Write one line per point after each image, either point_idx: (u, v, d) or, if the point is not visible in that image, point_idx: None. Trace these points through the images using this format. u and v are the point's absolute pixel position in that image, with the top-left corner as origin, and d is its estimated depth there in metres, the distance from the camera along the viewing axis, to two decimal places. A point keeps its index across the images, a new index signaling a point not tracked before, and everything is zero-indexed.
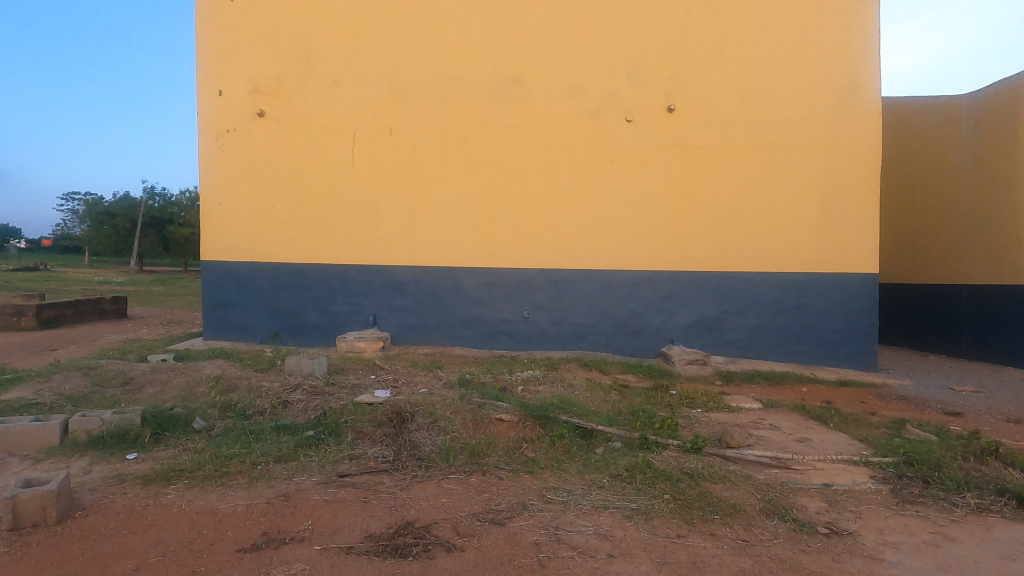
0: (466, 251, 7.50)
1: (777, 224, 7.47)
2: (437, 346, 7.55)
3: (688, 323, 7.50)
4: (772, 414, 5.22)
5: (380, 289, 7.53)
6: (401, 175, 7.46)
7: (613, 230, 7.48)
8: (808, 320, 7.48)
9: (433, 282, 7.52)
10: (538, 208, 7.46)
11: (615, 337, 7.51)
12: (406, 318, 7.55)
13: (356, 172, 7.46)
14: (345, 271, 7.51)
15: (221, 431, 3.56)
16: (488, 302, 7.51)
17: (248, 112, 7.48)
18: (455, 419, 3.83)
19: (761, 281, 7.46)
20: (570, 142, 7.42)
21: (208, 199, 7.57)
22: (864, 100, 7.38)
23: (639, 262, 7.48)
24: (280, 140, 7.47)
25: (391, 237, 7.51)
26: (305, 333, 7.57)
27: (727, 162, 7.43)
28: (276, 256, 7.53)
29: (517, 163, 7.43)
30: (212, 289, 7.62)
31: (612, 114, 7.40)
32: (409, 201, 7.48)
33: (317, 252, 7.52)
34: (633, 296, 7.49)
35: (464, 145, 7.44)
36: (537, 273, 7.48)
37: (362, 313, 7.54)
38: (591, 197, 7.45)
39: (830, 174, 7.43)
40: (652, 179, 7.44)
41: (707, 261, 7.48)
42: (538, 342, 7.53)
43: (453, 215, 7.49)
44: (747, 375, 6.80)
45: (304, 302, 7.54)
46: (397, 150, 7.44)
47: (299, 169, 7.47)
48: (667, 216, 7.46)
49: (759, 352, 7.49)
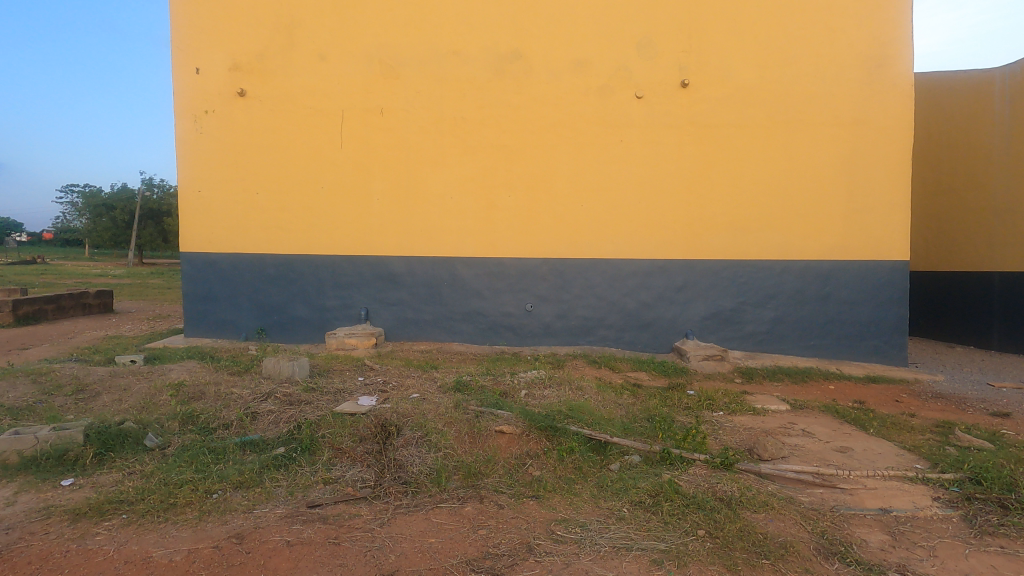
0: (465, 239, 6.98)
1: (800, 209, 6.92)
2: (434, 342, 7.06)
3: (703, 315, 6.99)
4: (802, 418, 4.73)
5: (373, 281, 7.03)
6: (395, 159, 6.92)
7: (623, 216, 6.94)
8: (832, 311, 6.95)
9: (430, 274, 7.01)
10: (542, 193, 6.92)
11: (625, 332, 7.00)
12: (401, 312, 7.05)
13: (345, 156, 6.92)
14: (335, 262, 7.01)
15: (177, 450, 3.07)
16: (489, 294, 7.01)
17: (228, 92, 6.91)
18: (449, 432, 3.33)
19: (782, 270, 6.93)
20: (575, 122, 6.86)
21: (186, 186, 7.03)
22: (895, 73, 6.79)
23: (651, 251, 6.95)
24: (262, 122, 6.92)
25: (384, 226, 6.99)
26: (292, 330, 7.06)
27: (745, 142, 6.87)
28: (261, 246, 7.01)
29: (519, 145, 6.88)
30: (192, 283, 7.09)
31: (620, 90, 6.84)
32: (404, 187, 6.95)
33: (304, 242, 7.00)
34: (645, 287, 6.97)
35: (462, 125, 6.89)
36: (540, 263, 6.96)
37: (353, 307, 7.04)
38: (600, 181, 6.90)
39: (858, 154, 6.87)
40: (665, 161, 6.88)
41: (724, 249, 6.94)
42: (542, 337, 7.03)
43: (450, 202, 6.96)
44: (768, 372, 6.29)
45: (292, 296, 7.04)
46: (388, 132, 6.90)
47: (284, 153, 6.94)
48: (682, 202, 6.92)
49: (780, 346, 6.98)
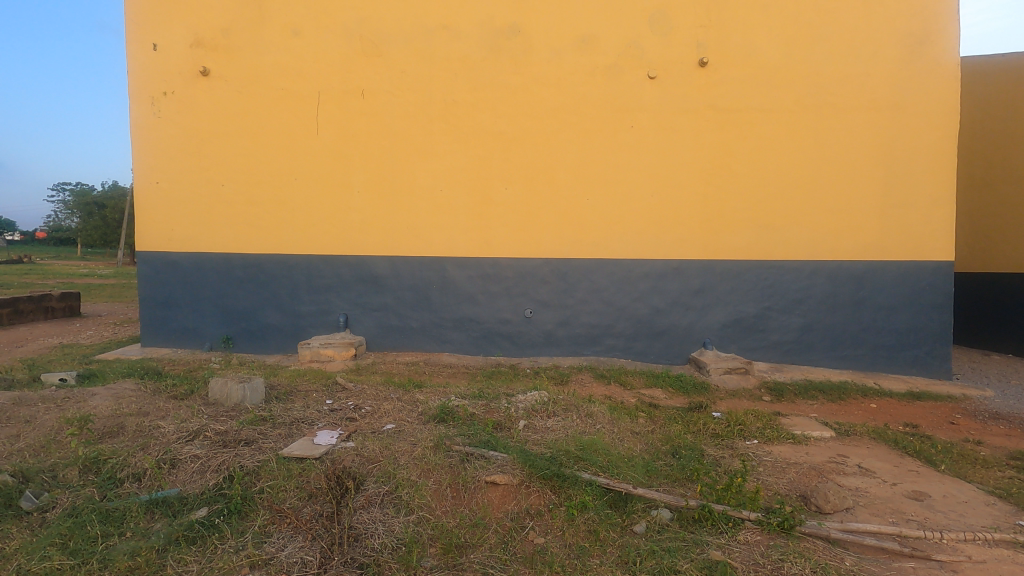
0: (456, 238, 6.22)
1: (832, 203, 6.17)
2: (422, 352, 6.31)
3: (723, 322, 6.24)
4: (853, 448, 3.98)
5: (353, 284, 6.26)
6: (377, 147, 6.16)
7: (633, 212, 6.19)
8: (867, 318, 6.22)
9: (416, 276, 6.25)
10: (543, 186, 6.17)
11: (635, 341, 6.26)
12: (384, 319, 6.29)
13: (322, 143, 6.16)
14: (310, 263, 6.24)
15: (60, 515, 2.31)
16: (483, 299, 6.25)
17: (190, 71, 6.13)
18: (426, 485, 2.58)
19: (811, 272, 6.19)
20: (580, 106, 6.11)
21: (142, 178, 6.25)
22: (940, 51, 6.04)
23: (664, 250, 6.20)
24: (228, 105, 6.15)
25: (366, 222, 6.23)
26: (263, 339, 6.29)
27: (771, 128, 6.13)
28: (226, 245, 6.24)
29: (517, 131, 6.13)
30: (150, 286, 6.31)
31: (631, 70, 6.08)
32: (387, 179, 6.19)
33: (275, 241, 6.23)
34: (658, 291, 6.23)
35: (452, 109, 6.13)
36: (541, 264, 6.21)
37: (332, 313, 6.28)
38: (607, 172, 6.15)
39: (897, 142, 6.13)
40: (680, 150, 6.13)
41: (747, 248, 6.19)
42: (542, 346, 6.28)
43: (440, 195, 6.20)
44: (800, 387, 5.55)
45: (262, 301, 6.27)
46: (370, 117, 6.14)
47: (252, 141, 6.17)
48: (700, 196, 6.17)
49: (808, 357, 6.24)
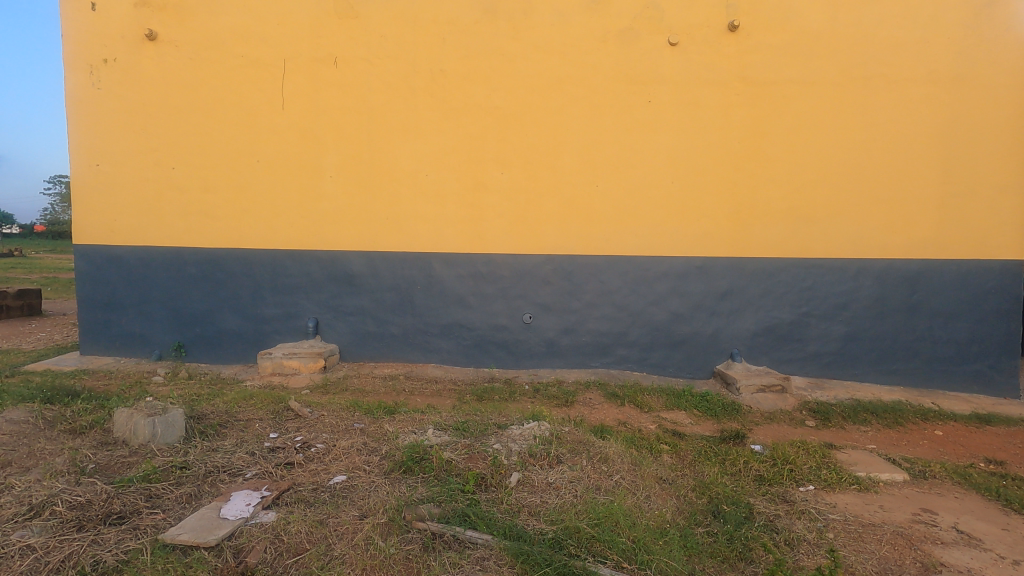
0: (444, 231, 5.37)
1: (882, 192, 5.29)
2: (404, 363, 5.47)
3: (754, 330, 5.38)
4: (938, 501, 3.13)
5: (325, 283, 5.41)
6: (352, 125, 5.29)
7: (650, 201, 5.32)
8: (921, 326, 5.35)
9: (398, 275, 5.40)
10: (545, 171, 5.30)
11: (651, 351, 5.42)
12: (362, 325, 5.44)
13: (288, 120, 5.29)
14: (275, 259, 5.38)
15: None
16: (475, 302, 5.41)
17: (134, 35, 5.25)
18: None
19: (856, 273, 5.32)
20: (588, 77, 5.22)
21: (80, 159, 5.38)
22: (1014, 13, 5.10)
23: (686, 246, 5.33)
24: (179, 75, 5.28)
25: (339, 212, 5.37)
26: (220, 346, 5.45)
27: (812, 105, 5.23)
28: (178, 238, 5.39)
29: (516, 107, 5.25)
30: (89, 285, 5.46)
31: (648, 34, 5.17)
32: (364, 162, 5.32)
33: (234, 233, 5.38)
34: (678, 294, 5.37)
35: (439, 81, 5.25)
36: (543, 261, 5.35)
37: (300, 317, 5.44)
38: (620, 155, 5.28)
39: (960, 121, 5.22)
40: (705, 130, 5.25)
41: (782, 244, 5.32)
42: (543, 357, 5.45)
43: (425, 181, 5.33)
44: (848, 410, 4.70)
45: (219, 303, 5.43)
46: (344, 89, 5.27)
47: (207, 117, 5.31)
48: (728, 183, 5.29)
49: (851, 371, 5.39)
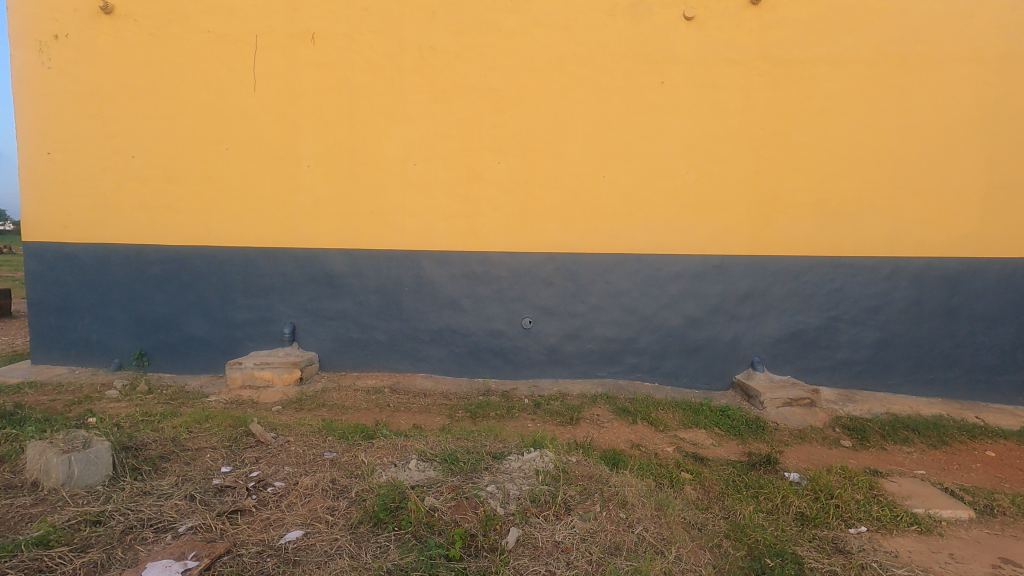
0: (435, 226, 4.85)
1: (920, 184, 4.77)
2: (391, 373, 4.97)
3: (777, 335, 4.88)
4: (1019, 550, 2.63)
5: (303, 285, 4.89)
6: (332, 109, 4.76)
7: (662, 194, 4.80)
8: (960, 331, 4.85)
9: (384, 276, 4.88)
10: (546, 160, 4.77)
11: (663, 359, 4.92)
12: (344, 330, 4.93)
13: (261, 104, 4.76)
14: (247, 257, 4.86)
15: None
16: (469, 305, 4.89)
17: (87, 8, 4.69)
18: None
19: (890, 273, 4.82)
20: (594, 55, 4.67)
21: (30, 147, 4.83)
22: None
23: (702, 244, 4.83)
24: (139, 53, 4.73)
25: (318, 206, 4.84)
26: (187, 355, 4.93)
27: (843, 87, 4.71)
28: (139, 235, 4.85)
29: (513, 89, 4.72)
30: (41, 287, 4.92)
31: (662, 7, 4.62)
32: (346, 150, 4.79)
33: (201, 230, 4.85)
34: (693, 296, 4.86)
35: (428, 60, 4.70)
36: (544, 260, 4.84)
37: (275, 323, 4.92)
38: (630, 142, 4.75)
39: (1006, 105, 4.71)
40: (725, 114, 4.73)
41: (808, 241, 4.81)
42: (545, 365, 4.95)
43: (414, 172, 4.81)
44: (886, 426, 4.20)
45: (185, 307, 4.90)
46: (322, 69, 4.73)
47: (170, 100, 4.77)
48: (749, 174, 4.78)
49: (883, 381, 4.90)
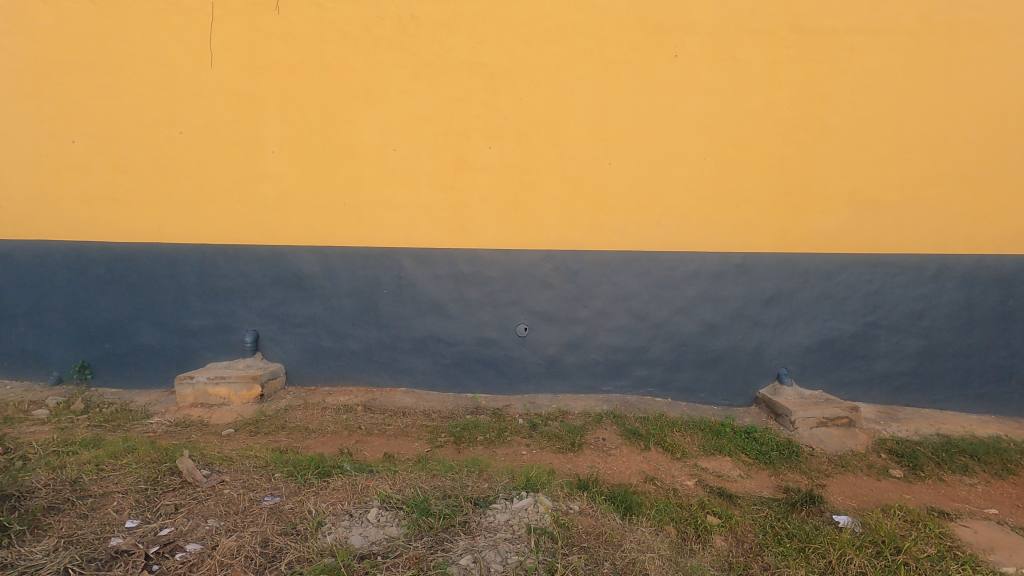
0: (417, 221, 4.27)
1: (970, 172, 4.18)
2: (368, 387, 4.39)
3: (806, 344, 4.29)
4: None
5: (268, 288, 4.31)
6: (298, 87, 4.16)
7: (676, 183, 4.21)
8: (1015, 339, 4.25)
9: (359, 278, 4.30)
10: (544, 146, 4.18)
11: (676, 371, 4.34)
12: (315, 339, 4.35)
13: (218, 81, 4.16)
14: (203, 256, 4.28)
15: None
16: (456, 311, 4.31)
17: None
18: None
19: (936, 273, 4.22)
20: (599, 23, 4.03)
21: None
22: None
23: (721, 241, 4.24)
24: (76, 23, 4.12)
25: (284, 198, 4.26)
26: (137, 367, 4.36)
27: (885, 60, 4.09)
28: (80, 231, 4.26)
29: (506, 63, 4.10)
30: None
31: None
32: (316, 135, 4.21)
33: (151, 225, 4.27)
34: (711, 300, 4.27)
35: (406, 29, 4.07)
36: (542, 259, 4.26)
37: (235, 330, 4.34)
38: (640, 125, 4.16)
39: None
40: (748, 92, 4.11)
41: (843, 237, 4.21)
42: (542, 378, 4.38)
43: (393, 159, 4.22)
44: (940, 452, 3.60)
45: (134, 312, 4.33)
46: (286, 40, 4.10)
47: (115, 78, 4.17)
48: (775, 161, 4.19)
49: (926, 396, 4.32)
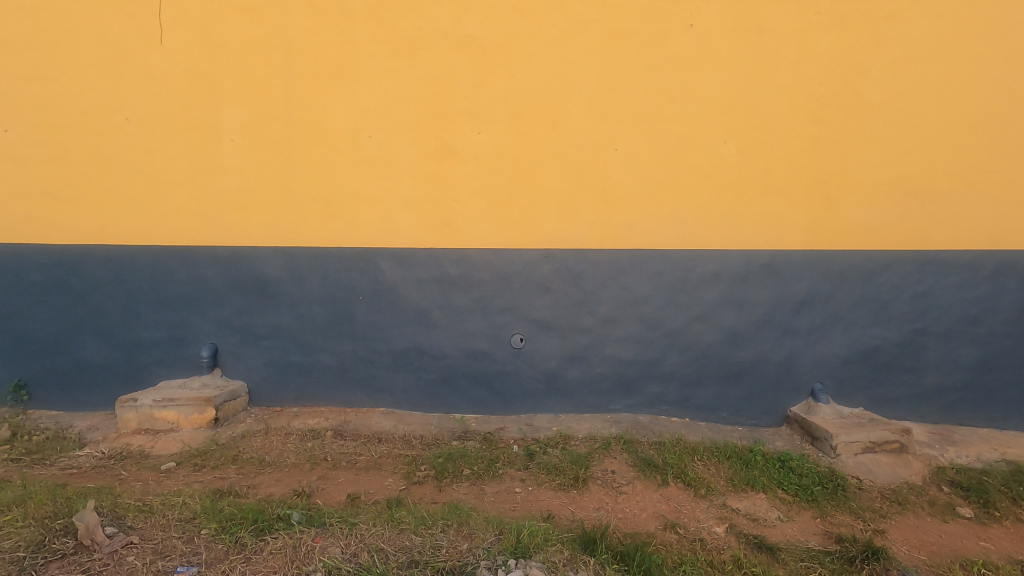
0: (397, 218, 3.74)
1: None
2: (343, 407, 3.87)
3: (844, 356, 3.74)
4: None
5: (228, 296, 3.79)
6: (260, 66, 3.64)
7: (693, 172, 3.66)
8: None
9: (332, 283, 3.77)
10: (540, 130, 3.65)
11: (693, 386, 3.80)
12: (282, 353, 3.83)
13: (168, 61, 3.65)
14: (154, 260, 3.76)
15: None
16: (442, 320, 3.78)
17: None
18: None
19: (995, 273, 3.66)
20: None
21: None
22: None
23: (745, 238, 3.69)
24: None
25: (246, 193, 3.74)
26: (82, 386, 3.85)
27: (933, 29, 3.54)
28: (14, 233, 3.75)
29: (496, 36, 3.57)
30: None
31: None
32: (281, 121, 3.69)
33: (95, 225, 3.75)
34: (733, 305, 3.73)
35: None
36: (539, 260, 3.72)
37: (191, 344, 3.82)
38: (650, 106, 3.62)
39: None
40: (776, 66, 3.57)
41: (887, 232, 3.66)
42: (541, 396, 3.84)
43: (369, 148, 3.70)
44: (1013, 483, 3.03)
45: (76, 325, 3.82)
46: (244, 13, 3.58)
47: (52, 58, 3.66)
48: (806, 146, 3.64)
49: (982, 414, 3.76)
